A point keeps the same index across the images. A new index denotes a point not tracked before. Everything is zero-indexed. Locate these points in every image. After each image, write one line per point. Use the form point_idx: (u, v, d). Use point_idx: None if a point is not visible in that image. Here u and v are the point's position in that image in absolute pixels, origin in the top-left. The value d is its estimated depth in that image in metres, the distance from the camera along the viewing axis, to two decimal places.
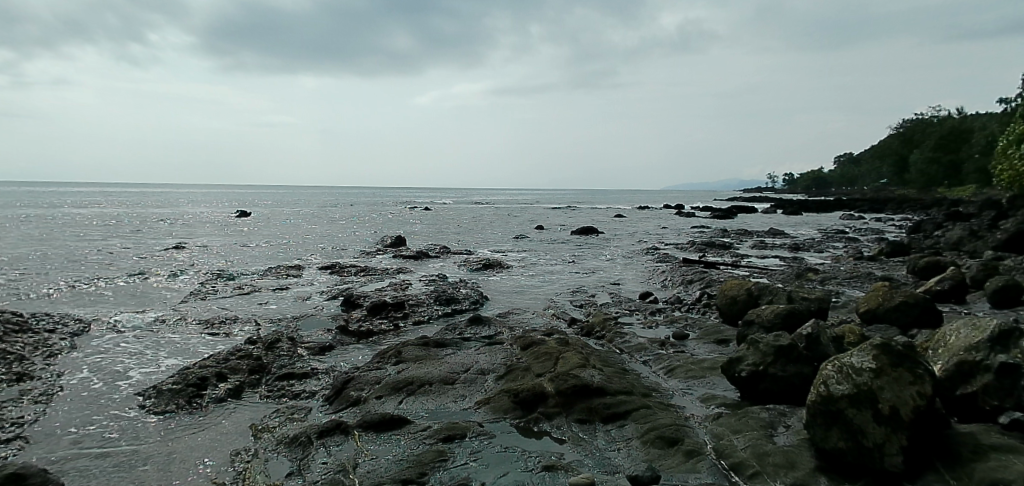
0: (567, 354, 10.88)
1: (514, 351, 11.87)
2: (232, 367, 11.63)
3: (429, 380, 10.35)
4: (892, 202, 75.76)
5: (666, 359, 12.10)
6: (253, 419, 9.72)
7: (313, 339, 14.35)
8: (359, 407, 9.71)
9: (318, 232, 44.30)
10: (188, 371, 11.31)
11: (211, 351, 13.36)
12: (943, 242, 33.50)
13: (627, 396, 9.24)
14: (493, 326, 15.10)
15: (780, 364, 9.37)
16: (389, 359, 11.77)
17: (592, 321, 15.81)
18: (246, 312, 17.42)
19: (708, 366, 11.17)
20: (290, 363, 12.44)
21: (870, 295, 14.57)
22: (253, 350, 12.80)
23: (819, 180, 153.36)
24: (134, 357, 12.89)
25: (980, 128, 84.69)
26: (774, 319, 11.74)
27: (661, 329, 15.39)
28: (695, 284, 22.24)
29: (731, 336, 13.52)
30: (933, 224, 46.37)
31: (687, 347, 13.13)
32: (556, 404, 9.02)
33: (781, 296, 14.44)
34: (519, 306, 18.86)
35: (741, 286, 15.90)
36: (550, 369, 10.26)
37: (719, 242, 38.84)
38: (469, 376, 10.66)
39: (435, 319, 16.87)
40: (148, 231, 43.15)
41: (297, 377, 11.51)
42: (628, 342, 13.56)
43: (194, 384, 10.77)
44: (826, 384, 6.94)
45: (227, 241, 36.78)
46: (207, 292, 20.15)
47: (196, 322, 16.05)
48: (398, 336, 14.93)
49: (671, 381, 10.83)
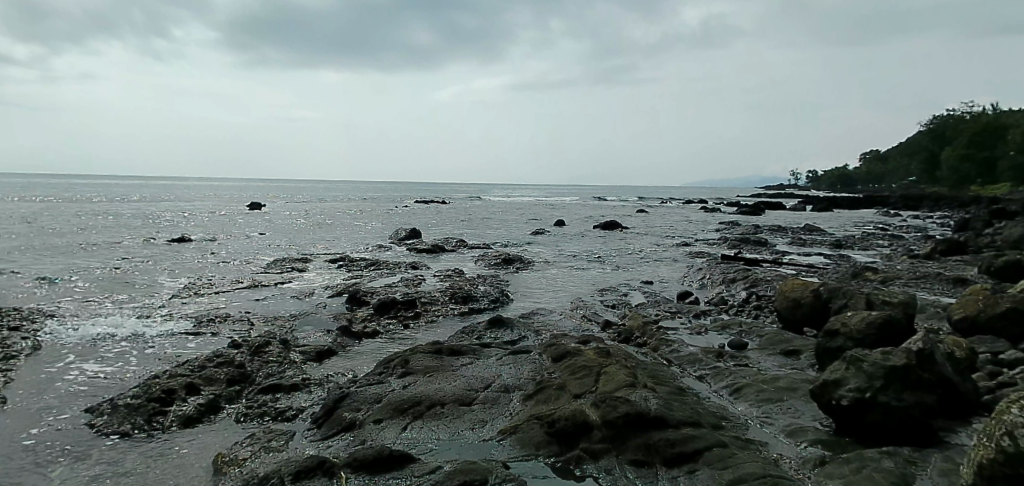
0: (611, 369, 8.83)
1: (544, 362, 9.83)
2: (208, 376, 9.77)
3: (441, 399, 8.38)
4: (927, 200, 72.09)
5: (728, 374, 10.00)
6: (222, 448, 7.85)
7: (310, 342, 12.47)
8: (354, 433, 7.80)
9: (331, 226, 42.77)
10: (153, 381, 9.45)
11: (192, 355, 11.56)
12: (1002, 242, 30.60)
13: (695, 429, 7.15)
14: (517, 330, 13.13)
15: (893, 391, 7.27)
16: (394, 370, 9.79)
17: (630, 325, 13.65)
18: (240, 309, 15.67)
19: (785, 386, 9.05)
20: (279, 371, 10.59)
21: (965, 299, 12.21)
22: (237, 355, 10.95)
23: (845, 177, 149.12)
24: (100, 362, 11.12)
25: (1018, 124, 80.44)
26: (866, 329, 9.47)
27: (712, 335, 13.27)
28: (739, 283, 19.97)
29: (802, 347, 11.30)
30: (980, 222, 43.20)
31: (749, 359, 11.00)
32: (602, 438, 6.97)
33: (858, 299, 12.14)
34: (544, 306, 16.84)
35: (806, 287, 13.64)
36: (591, 389, 8.29)
37: (754, 238, 36.36)
38: (491, 394, 8.67)
39: (450, 319, 14.97)
40: (157, 222, 42.01)
41: (284, 389, 9.67)
42: (677, 352, 11.45)
43: (157, 398, 8.91)
44: (1014, 435, 4.79)
45: (234, 235, 35.13)
46: (203, 287, 18.47)
47: (183, 320, 14.29)
48: (408, 340, 13.01)
49: (740, 405, 8.76)
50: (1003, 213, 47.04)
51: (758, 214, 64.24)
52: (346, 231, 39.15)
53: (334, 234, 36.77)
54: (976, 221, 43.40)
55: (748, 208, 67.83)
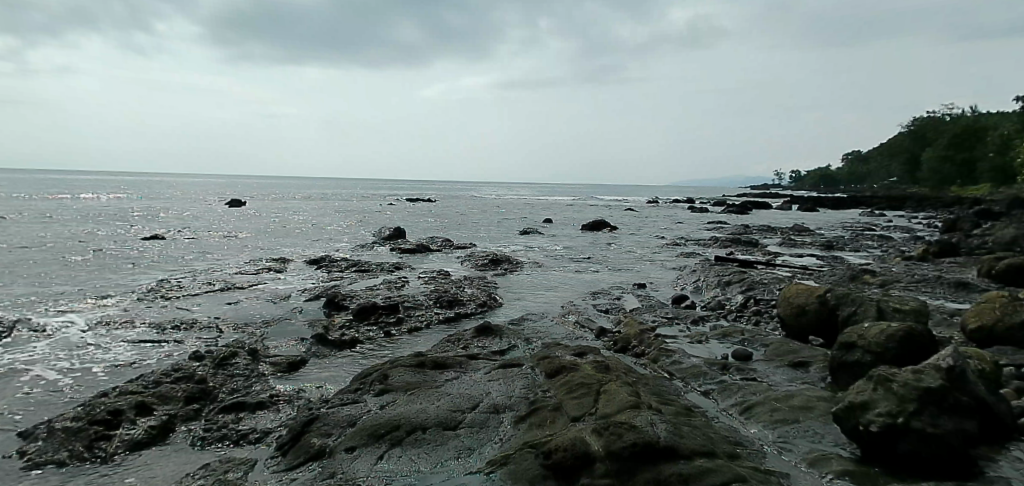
0: (612, 388, 8.03)
1: (538, 378, 8.97)
2: (162, 394, 8.78)
3: (423, 423, 7.49)
4: (911, 200, 72.36)
5: (736, 390, 9.22)
6: (171, 480, 6.92)
7: (281, 353, 11.50)
8: (323, 463, 6.88)
9: (312, 224, 41.51)
10: (99, 401, 8.46)
11: (150, 368, 10.57)
12: (993, 243, 30.31)
13: (709, 460, 6.32)
14: (505, 338, 12.26)
15: (928, 417, 6.52)
16: (372, 386, 8.87)
17: (626, 333, 12.85)
18: (209, 314, 14.65)
19: (800, 405, 8.28)
20: (245, 386, 9.64)
21: (979, 307, 11.57)
22: (198, 368, 9.97)
23: (828, 177, 150.40)
24: (44, 378, 10.09)
25: (997, 125, 81.20)
26: (885, 342, 8.71)
27: (713, 342, 12.49)
28: (735, 286, 19.29)
29: (811, 359, 10.55)
30: (967, 222, 43.08)
31: (755, 371, 10.24)
32: (606, 473, 6.12)
33: (868, 306, 11.41)
34: (534, 311, 16.00)
35: (810, 293, 12.94)
36: (590, 413, 7.46)
37: (745, 238, 35.80)
38: (479, 416, 7.80)
39: (434, 325, 14.07)
40: (130, 220, 40.52)
41: (249, 408, 8.71)
42: (678, 364, 10.66)
43: (101, 420, 7.94)
44: None
45: (210, 233, 33.80)
46: (171, 289, 17.37)
47: (144, 327, 13.25)
48: (388, 350, 12.08)
49: (753, 427, 7.97)
50: (988, 213, 47.09)
51: (745, 214, 63.96)
52: (328, 229, 37.99)
53: (314, 233, 35.60)
54: (962, 222, 43.29)
55: (736, 207, 67.47)
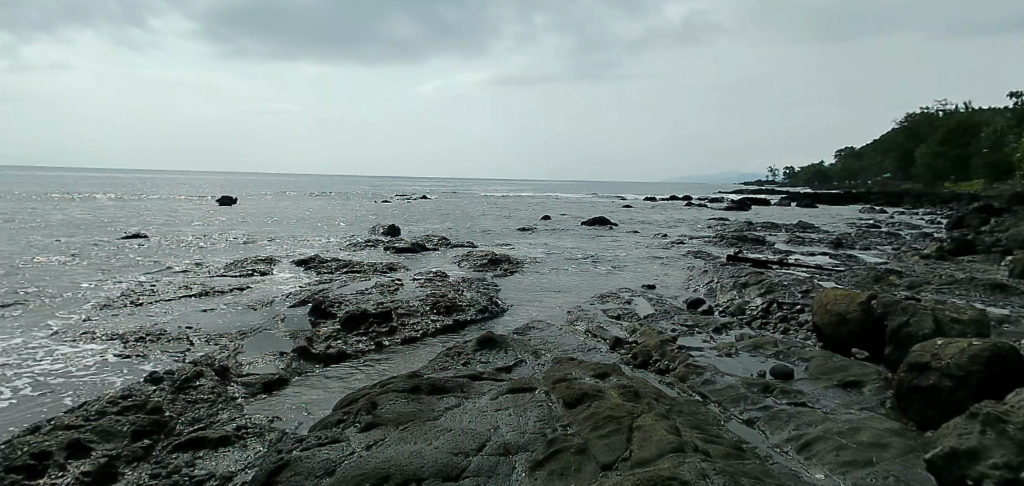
0: (647, 425, 6.62)
1: (554, 408, 7.55)
2: (104, 428, 7.31)
3: (417, 472, 6.04)
4: (909, 196, 71.16)
5: (787, 420, 7.80)
6: None
7: (256, 371, 10.02)
8: None
9: (302, 223, 39.89)
10: (26, 439, 7.03)
11: (101, 392, 9.11)
12: (1010, 239, 28.95)
13: None
14: (510, 351, 10.82)
15: None
16: (358, 417, 7.44)
17: (645, 344, 11.45)
18: (179, 323, 13.17)
19: (871, 441, 6.88)
20: (207, 416, 8.16)
21: None
22: (154, 394, 8.50)
23: (822, 174, 149.58)
24: None
25: (994, 120, 80.10)
26: (967, 363, 7.36)
27: (744, 356, 11.08)
28: (753, 287, 17.91)
29: (864, 378, 9.15)
30: (973, 218, 41.75)
31: (801, 392, 8.84)
32: None
33: (923, 316, 10.00)
34: (540, 318, 14.59)
35: (851, 299, 11.57)
36: (623, 459, 6.09)
37: (751, 236, 34.46)
38: (487, 459, 6.39)
39: (431, 335, 12.62)
40: (112, 220, 38.76)
41: (208, 444, 7.23)
42: (711, 384, 9.27)
43: (23, 467, 6.50)
44: None
45: (193, 233, 32.11)
46: (142, 295, 15.87)
47: (104, 339, 11.76)
48: (379, 366, 10.64)
49: (818, 474, 6.56)
50: (993, 209, 45.82)
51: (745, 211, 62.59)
52: (317, 228, 36.31)
53: (303, 232, 34.04)
54: (969, 218, 41.98)
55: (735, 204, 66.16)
